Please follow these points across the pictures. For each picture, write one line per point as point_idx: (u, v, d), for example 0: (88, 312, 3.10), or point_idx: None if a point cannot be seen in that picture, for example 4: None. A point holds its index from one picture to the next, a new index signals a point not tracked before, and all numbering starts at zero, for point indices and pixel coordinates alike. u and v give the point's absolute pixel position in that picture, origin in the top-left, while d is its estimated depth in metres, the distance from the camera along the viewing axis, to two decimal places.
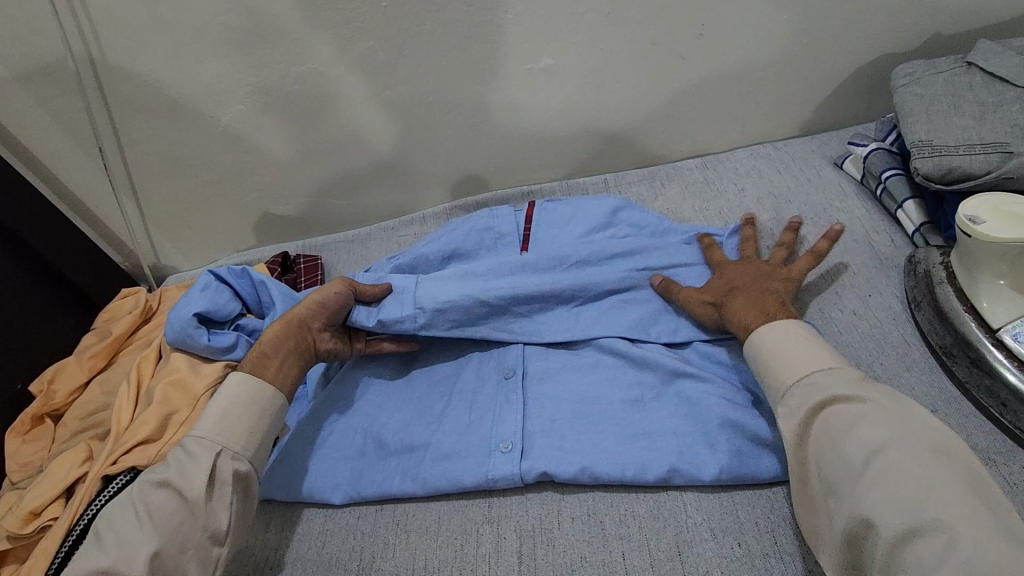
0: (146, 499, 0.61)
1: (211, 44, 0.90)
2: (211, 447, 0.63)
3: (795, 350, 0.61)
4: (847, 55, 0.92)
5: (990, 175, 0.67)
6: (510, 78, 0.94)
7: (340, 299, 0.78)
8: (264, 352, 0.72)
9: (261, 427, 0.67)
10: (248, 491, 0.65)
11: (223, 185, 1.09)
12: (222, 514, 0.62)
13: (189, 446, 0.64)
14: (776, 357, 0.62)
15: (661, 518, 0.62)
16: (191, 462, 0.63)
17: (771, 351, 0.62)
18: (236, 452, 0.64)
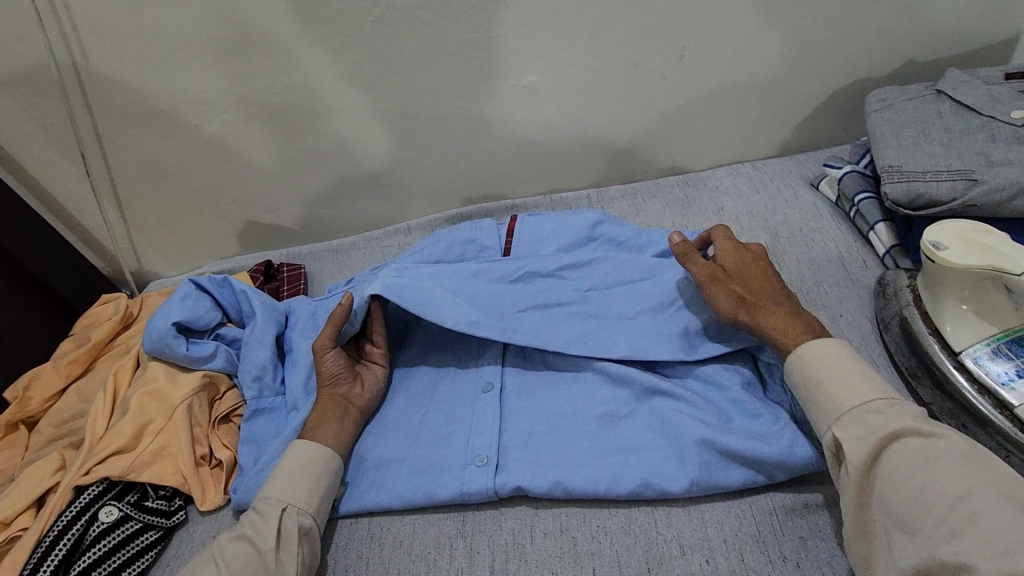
0: (223, 552, 0.62)
1: (198, 55, 0.90)
2: (279, 503, 0.65)
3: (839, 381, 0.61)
4: (823, 79, 0.95)
5: (956, 203, 0.69)
6: (494, 95, 0.95)
7: (333, 355, 0.77)
8: (312, 429, 0.72)
9: (321, 481, 0.68)
10: (311, 540, 0.65)
11: (207, 194, 1.09)
12: (289, 563, 0.62)
13: (260, 506, 0.65)
14: (831, 368, 0.62)
15: (632, 534, 0.62)
16: (264, 520, 0.64)
17: (828, 363, 0.63)
18: (300, 506, 0.65)
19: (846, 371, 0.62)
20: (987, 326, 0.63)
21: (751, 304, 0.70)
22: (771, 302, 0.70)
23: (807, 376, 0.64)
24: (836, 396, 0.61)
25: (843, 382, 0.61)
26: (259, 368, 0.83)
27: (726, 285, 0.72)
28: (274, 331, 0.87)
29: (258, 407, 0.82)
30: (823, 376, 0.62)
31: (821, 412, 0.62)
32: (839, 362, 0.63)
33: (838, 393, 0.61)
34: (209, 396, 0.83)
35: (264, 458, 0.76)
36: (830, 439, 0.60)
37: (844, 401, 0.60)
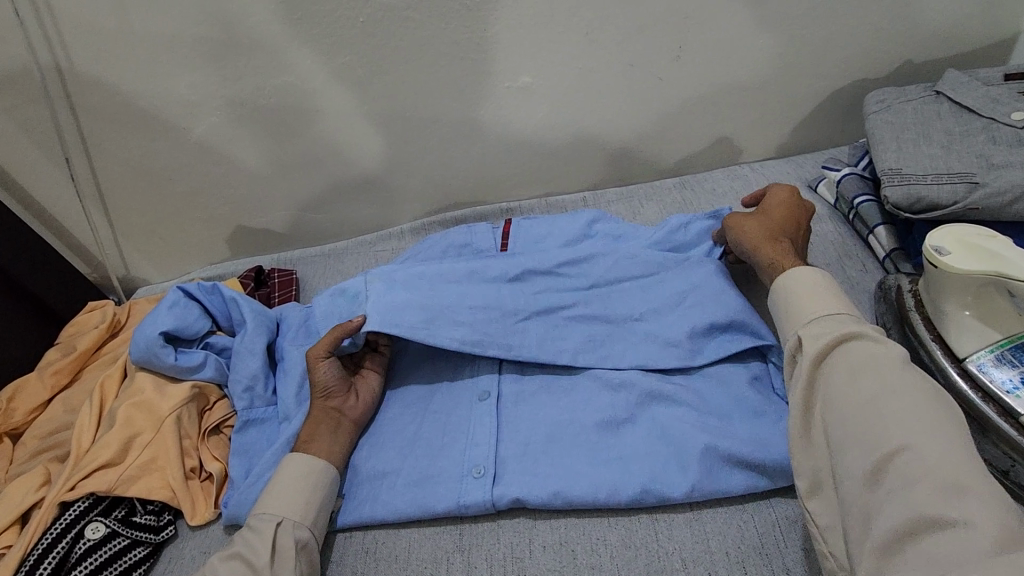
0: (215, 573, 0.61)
1: (184, 56, 0.88)
2: (273, 521, 0.63)
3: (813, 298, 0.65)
4: (820, 80, 0.94)
5: (958, 206, 0.68)
6: (488, 97, 0.93)
7: (331, 366, 0.74)
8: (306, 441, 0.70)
9: (315, 496, 0.66)
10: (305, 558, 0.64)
11: (196, 198, 1.07)
12: None
13: (256, 525, 0.63)
14: (813, 295, 0.65)
15: (632, 546, 0.61)
16: (258, 536, 0.62)
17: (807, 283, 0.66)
18: (293, 524, 0.64)
19: (823, 295, 0.65)
20: (991, 331, 0.61)
21: (768, 242, 0.74)
22: (787, 244, 0.74)
23: (787, 296, 0.67)
24: (808, 310, 0.64)
25: (820, 300, 0.65)
26: (250, 378, 0.81)
27: (761, 222, 0.77)
28: (264, 340, 0.85)
29: (249, 417, 0.80)
30: (806, 295, 0.66)
31: (792, 324, 0.65)
32: (826, 290, 0.65)
33: (812, 306, 0.64)
34: (199, 407, 0.81)
35: (255, 470, 0.75)
36: (794, 341, 0.63)
37: (813, 311, 0.64)
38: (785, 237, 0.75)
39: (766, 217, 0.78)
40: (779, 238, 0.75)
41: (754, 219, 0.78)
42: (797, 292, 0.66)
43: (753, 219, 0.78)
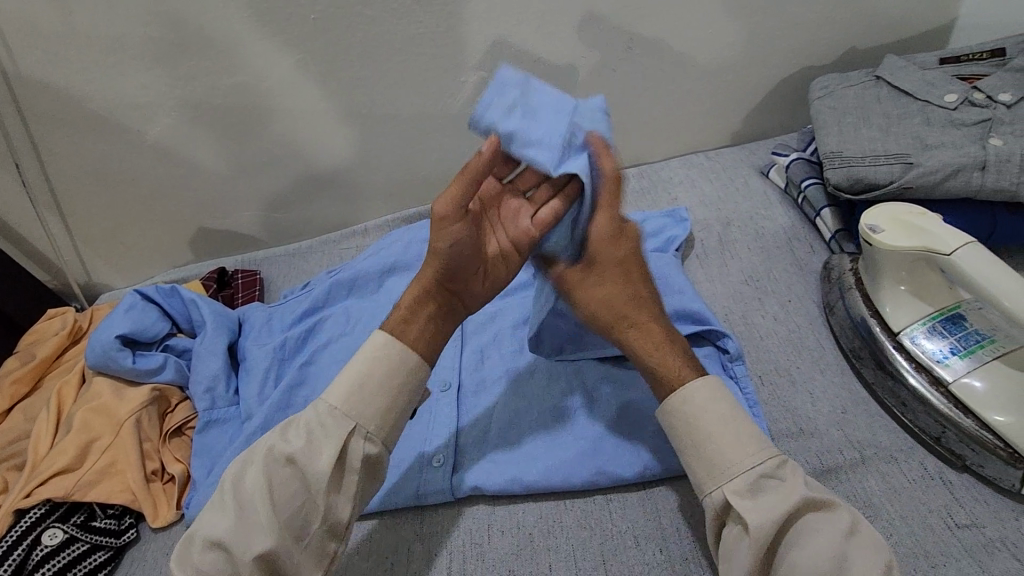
0: None
1: (134, 57, 0.87)
2: None
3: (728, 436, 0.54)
4: (769, 68, 0.96)
5: (893, 185, 0.69)
6: (443, 92, 0.94)
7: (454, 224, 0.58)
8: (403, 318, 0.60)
9: None
10: None
11: (155, 201, 1.06)
12: None
13: None
14: (718, 427, 0.55)
15: (588, 527, 0.62)
16: None
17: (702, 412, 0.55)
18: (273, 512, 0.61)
19: (731, 437, 0.54)
20: (923, 306, 0.65)
21: (642, 325, 0.59)
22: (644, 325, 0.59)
23: (689, 424, 0.56)
24: (726, 458, 0.54)
25: (735, 440, 0.54)
26: (210, 379, 0.81)
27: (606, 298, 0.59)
28: (225, 341, 0.85)
29: (210, 418, 0.80)
30: (713, 429, 0.55)
31: (708, 470, 0.54)
32: (725, 416, 0.55)
33: (726, 451, 0.54)
34: (160, 410, 0.81)
35: (217, 470, 0.75)
36: (719, 499, 0.53)
37: (737, 463, 0.53)
38: (645, 312, 0.60)
39: (598, 286, 0.59)
40: (643, 315, 0.59)
41: (592, 288, 0.59)
42: (703, 415, 0.56)
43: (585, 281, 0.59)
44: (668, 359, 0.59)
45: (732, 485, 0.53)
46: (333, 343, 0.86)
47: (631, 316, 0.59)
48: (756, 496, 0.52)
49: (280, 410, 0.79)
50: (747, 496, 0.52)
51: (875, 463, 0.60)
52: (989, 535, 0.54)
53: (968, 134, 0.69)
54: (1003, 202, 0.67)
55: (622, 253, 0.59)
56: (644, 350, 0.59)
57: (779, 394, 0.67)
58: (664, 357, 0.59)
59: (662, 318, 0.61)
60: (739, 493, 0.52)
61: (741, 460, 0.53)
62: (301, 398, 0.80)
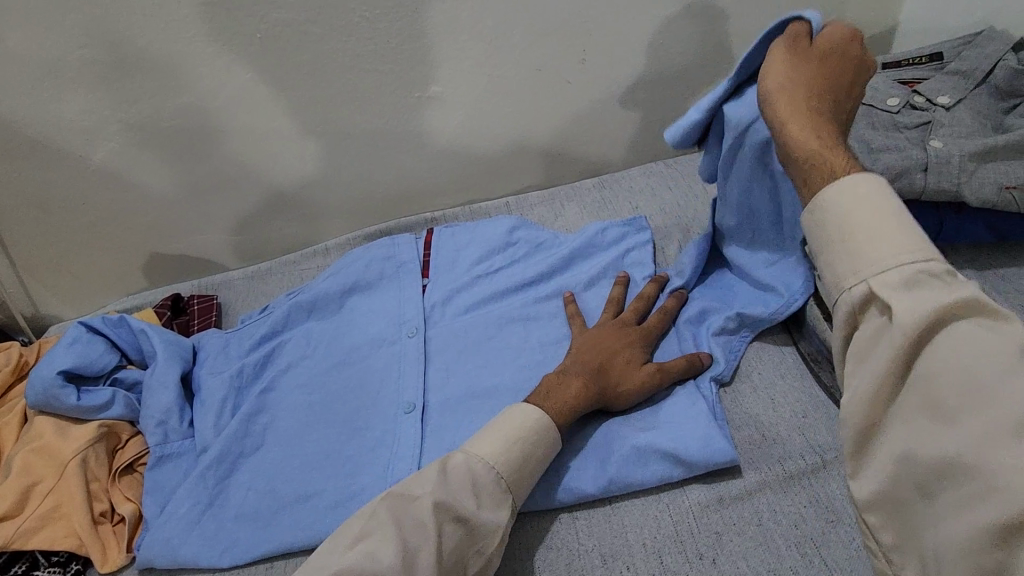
0: None
1: (73, 80, 0.84)
2: None
3: (873, 218, 0.42)
4: (721, 76, 0.98)
5: None
6: (398, 108, 0.93)
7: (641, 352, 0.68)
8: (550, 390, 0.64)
9: None
10: None
11: (102, 227, 1.02)
12: None
13: None
14: (869, 216, 0.43)
15: (554, 548, 0.60)
16: None
17: (860, 202, 0.43)
18: None
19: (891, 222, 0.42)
20: None
21: (796, 115, 0.52)
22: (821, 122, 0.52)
23: (836, 208, 0.44)
24: (871, 245, 0.42)
25: (882, 225, 0.42)
26: (162, 412, 0.78)
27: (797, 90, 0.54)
28: (177, 371, 0.81)
29: (162, 454, 0.76)
30: (864, 209, 0.43)
31: (850, 257, 0.43)
32: (889, 203, 0.43)
33: (873, 239, 0.42)
34: (109, 447, 0.77)
35: (171, 507, 0.71)
36: (863, 289, 0.42)
37: (881, 258, 0.41)
38: (821, 119, 0.52)
39: (793, 91, 0.54)
40: (812, 119, 0.52)
41: (788, 75, 0.56)
42: (866, 198, 0.43)
43: (786, 60, 0.57)
44: (826, 151, 0.48)
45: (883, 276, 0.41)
46: (293, 367, 0.84)
47: (793, 106, 0.53)
48: (913, 292, 0.40)
49: (238, 440, 0.76)
50: (902, 292, 0.40)
51: (834, 466, 0.61)
52: None
53: (910, 137, 0.71)
54: (947, 203, 0.68)
55: (836, 59, 0.55)
56: (804, 142, 0.50)
57: (741, 401, 0.68)
58: (824, 151, 0.48)
59: (826, 121, 0.52)
60: (890, 287, 0.40)
61: (893, 251, 0.41)
62: (259, 427, 0.78)
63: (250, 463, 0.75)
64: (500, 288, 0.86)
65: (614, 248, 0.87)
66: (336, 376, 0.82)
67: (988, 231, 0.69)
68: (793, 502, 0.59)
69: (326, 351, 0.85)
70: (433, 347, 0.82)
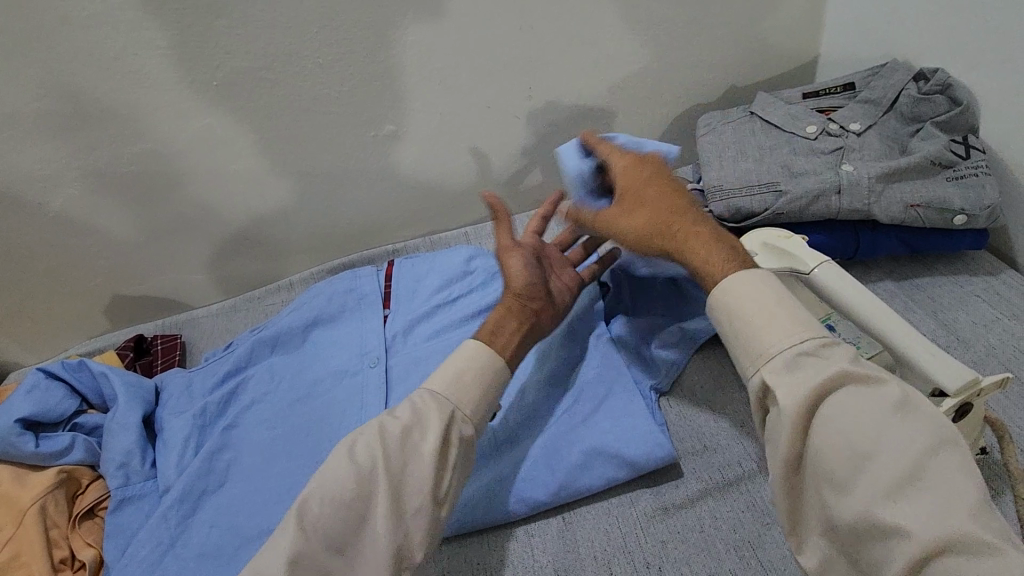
0: None
1: (30, 131, 0.86)
2: None
3: (758, 315, 0.53)
4: (661, 107, 1.04)
5: (767, 213, 0.75)
6: (354, 146, 0.97)
7: (524, 261, 0.74)
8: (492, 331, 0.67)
9: None
10: None
11: (64, 272, 1.03)
12: None
13: None
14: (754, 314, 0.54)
15: (510, 566, 0.62)
16: None
17: (748, 301, 0.54)
18: None
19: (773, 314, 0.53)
20: None
21: (674, 235, 0.63)
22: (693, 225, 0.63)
23: (729, 308, 0.55)
24: (760, 337, 0.53)
25: (769, 317, 0.53)
26: (124, 454, 0.78)
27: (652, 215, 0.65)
28: (138, 413, 0.82)
29: (123, 496, 0.76)
30: (758, 300, 0.54)
31: (748, 353, 0.54)
32: (772, 298, 0.54)
33: (758, 333, 0.53)
34: (69, 492, 0.77)
35: (132, 550, 0.71)
36: (758, 383, 0.52)
37: (771, 346, 0.52)
38: (687, 222, 0.64)
39: (651, 209, 0.66)
40: (683, 227, 0.63)
41: (641, 203, 0.67)
42: (746, 289, 0.55)
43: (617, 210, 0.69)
44: (711, 254, 0.60)
45: (770, 365, 0.51)
46: (256, 403, 0.85)
47: (660, 221, 0.64)
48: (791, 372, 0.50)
49: (201, 478, 0.77)
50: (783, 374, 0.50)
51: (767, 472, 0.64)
52: None
53: (826, 161, 0.77)
54: (862, 221, 0.74)
55: (650, 179, 0.68)
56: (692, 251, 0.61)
57: (685, 414, 0.71)
58: (706, 253, 0.60)
59: (693, 220, 0.64)
60: (776, 372, 0.50)
61: (778, 339, 0.51)
62: (223, 463, 0.79)
63: (213, 500, 0.76)
64: (460, 316, 0.89)
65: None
66: (300, 410, 0.83)
67: (901, 245, 0.75)
68: (731, 507, 0.62)
69: (290, 386, 0.86)
70: (395, 376, 0.85)
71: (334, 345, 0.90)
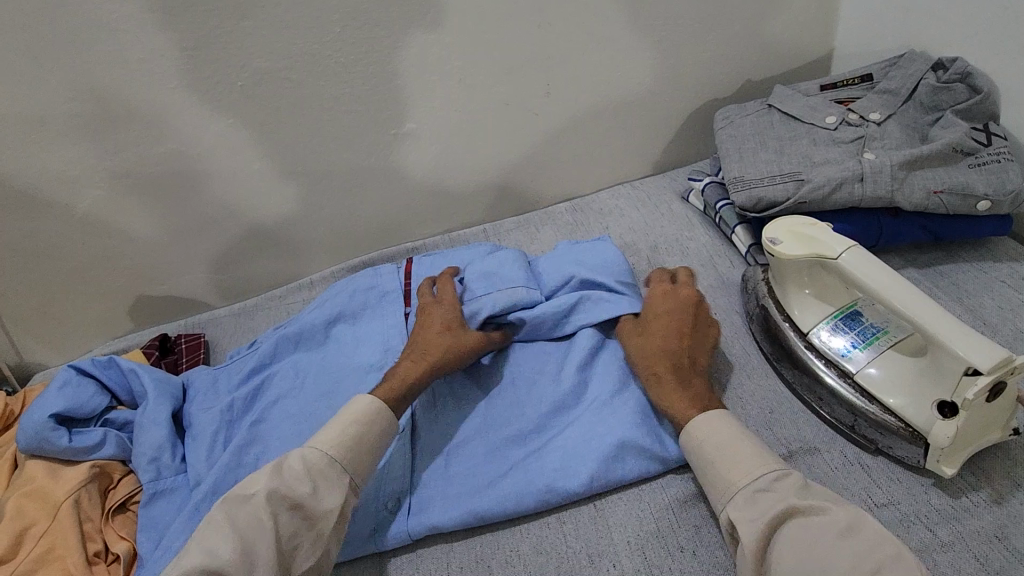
0: None
1: (59, 133, 0.87)
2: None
3: (722, 455, 0.58)
4: (677, 101, 1.05)
5: (790, 201, 0.75)
6: (374, 144, 0.98)
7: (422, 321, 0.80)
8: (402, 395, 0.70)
9: None
10: None
11: (90, 273, 1.04)
12: None
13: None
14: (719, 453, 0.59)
15: (543, 552, 0.63)
16: None
17: (714, 439, 0.60)
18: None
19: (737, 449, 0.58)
20: (825, 306, 0.67)
21: (651, 372, 0.68)
22: (676, 361, 0.67)
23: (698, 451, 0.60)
24: (729, 475, 0.57)
25: (743, 458, 0.58)
26: (155, 449, 0.79)
27: (645, 347, 0.70)
28: (168, 409, 0.83)
29: (155, 490, 0.77)
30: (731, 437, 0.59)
31: (716, 488, 0.58)
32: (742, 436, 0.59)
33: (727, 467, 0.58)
34: (100, 487, 0.78)
35: (165, 541, 0.72)
36: (726, 519, 0.56)
37: (736, 481, 0.56)
38: (672, 360, 0.68)
39: (650, 341, 0.70)
40: (662, 366, 0.67)
41: (648, 336, 0.71)
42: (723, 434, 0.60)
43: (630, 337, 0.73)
44: (677, 400, 0.64)
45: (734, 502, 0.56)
46: (283, 399, 0.86)
47: (651, 360, 0.68)
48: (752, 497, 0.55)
49: (231, 472, 0.78)
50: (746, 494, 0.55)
51: (800, 457, 0.62)
52: (905, 510, 0.57)
53: (847, 151, 0.78)
54: (884, 209, 0.75)
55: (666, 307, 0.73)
56: (664, 394, 0.65)
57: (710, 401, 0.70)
58: (671, 398, 0.65)
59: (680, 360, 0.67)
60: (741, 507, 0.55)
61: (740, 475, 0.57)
62: (252, 457, 0.80)
63: None
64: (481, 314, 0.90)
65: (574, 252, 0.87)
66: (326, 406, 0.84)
67: (924, 233, 0.75)
68: None
69: (315, 382, 0.87)
70: None
71: (359, 342, 0.90)
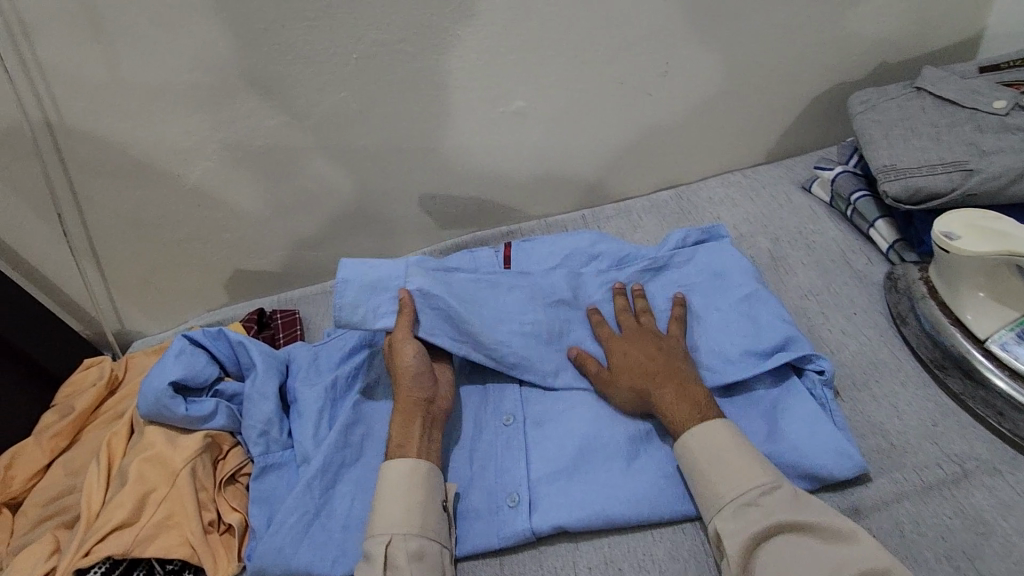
0: None
1: (179, 104, 0.88)
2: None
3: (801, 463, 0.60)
4: (803, 84, 0.98)
5: (956, 193, 0.73)
6: (482, 123, 0.95)
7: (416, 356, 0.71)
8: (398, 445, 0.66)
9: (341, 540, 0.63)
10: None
11: (193, 245, 1.06)
12: None
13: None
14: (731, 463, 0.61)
15: (679, 559, 0.62)
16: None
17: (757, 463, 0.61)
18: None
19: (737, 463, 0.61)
20: (1006, 311, 0.68)
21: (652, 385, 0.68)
22: (664, 372, 0.69)
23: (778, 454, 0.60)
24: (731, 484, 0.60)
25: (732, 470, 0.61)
26: (264, 423, 0.79)
27: (626, 363, 0.71)
28: (275, 383, 0.83)
29: (266, 463, 0.78)
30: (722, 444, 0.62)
31: (706, 497, 0.62)
32: (727, 448, 0.62)
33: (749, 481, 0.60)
34: (212, 457, 0.78)
35: (277, 517, 0.72)
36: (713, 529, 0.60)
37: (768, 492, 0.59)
38: (658, 373, 0.69)
39: (625, 362, 0.71)
40: (654, 379, 0.68)
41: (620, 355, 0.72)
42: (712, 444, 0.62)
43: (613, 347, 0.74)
44: (670, 401, 0.66)
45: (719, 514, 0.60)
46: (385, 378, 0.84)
47: (631, 370, 0.70)
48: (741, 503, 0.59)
49: (339, 451, 0.76)
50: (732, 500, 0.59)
51: (975, 476, 0.63)
52: None
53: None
54: None
55: (625, 333, 0.75)
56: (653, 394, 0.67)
57: (860, 409, 0.70)
58: (672, 409, 0.66)
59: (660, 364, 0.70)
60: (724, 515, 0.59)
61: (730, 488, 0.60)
62: (358, 437, 0.78)
63: (352, 471, 0.76)
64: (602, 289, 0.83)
65: (705, 274, 0.83)
66: None
67: None
68: (936, 513, 0.61)
69: None
70: None
71: None
